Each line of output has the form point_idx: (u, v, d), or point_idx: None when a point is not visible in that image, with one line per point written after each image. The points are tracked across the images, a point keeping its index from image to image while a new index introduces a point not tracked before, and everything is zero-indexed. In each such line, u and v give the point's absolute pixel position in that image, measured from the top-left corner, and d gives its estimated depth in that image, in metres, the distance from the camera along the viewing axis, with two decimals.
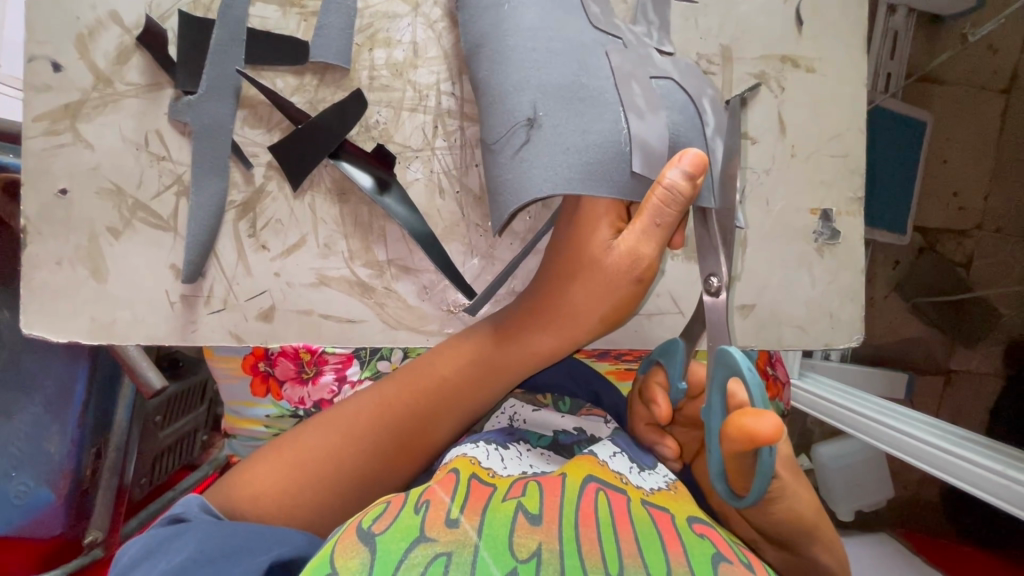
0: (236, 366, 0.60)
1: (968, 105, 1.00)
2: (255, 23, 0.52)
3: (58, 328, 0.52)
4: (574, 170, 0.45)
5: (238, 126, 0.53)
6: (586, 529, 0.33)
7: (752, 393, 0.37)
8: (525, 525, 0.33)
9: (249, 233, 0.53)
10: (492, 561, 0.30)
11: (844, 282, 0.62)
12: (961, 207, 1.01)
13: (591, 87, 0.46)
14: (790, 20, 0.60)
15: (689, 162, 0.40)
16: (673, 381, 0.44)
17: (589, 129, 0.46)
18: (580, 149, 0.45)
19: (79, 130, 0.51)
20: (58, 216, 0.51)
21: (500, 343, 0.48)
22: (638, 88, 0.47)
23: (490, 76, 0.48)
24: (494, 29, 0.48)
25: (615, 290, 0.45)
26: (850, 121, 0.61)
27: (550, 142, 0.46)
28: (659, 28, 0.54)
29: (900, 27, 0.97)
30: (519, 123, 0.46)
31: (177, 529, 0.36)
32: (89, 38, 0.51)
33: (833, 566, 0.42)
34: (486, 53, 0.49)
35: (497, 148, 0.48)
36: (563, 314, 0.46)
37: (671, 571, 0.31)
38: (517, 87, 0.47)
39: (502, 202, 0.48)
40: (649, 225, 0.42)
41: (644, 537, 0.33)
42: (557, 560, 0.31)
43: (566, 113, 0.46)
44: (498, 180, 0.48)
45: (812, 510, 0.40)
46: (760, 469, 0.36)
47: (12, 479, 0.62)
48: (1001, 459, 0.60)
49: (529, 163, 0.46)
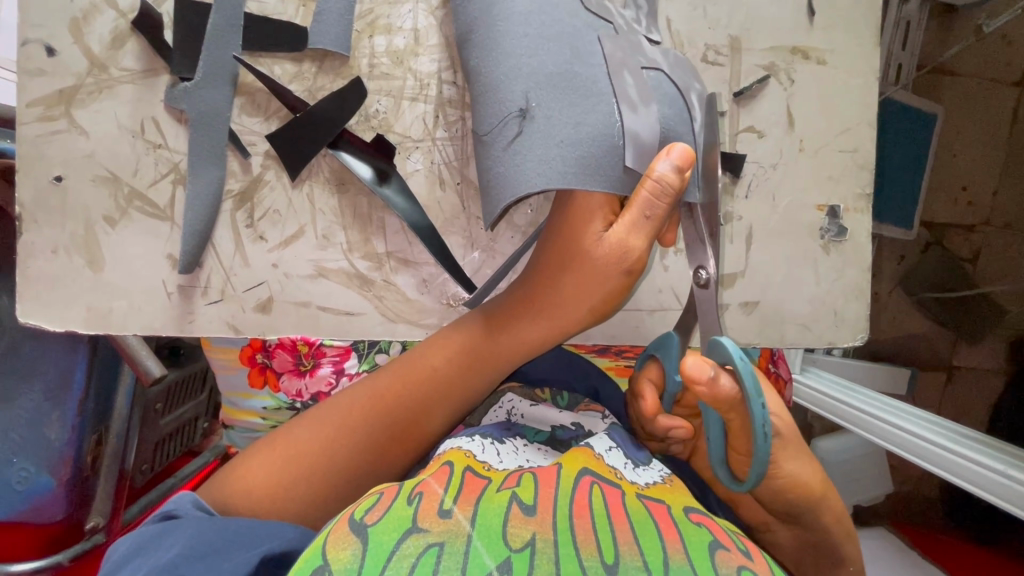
0: (234, 358, 0.59)
1: (979, 98, 0.98)
2: (253, 8, 0.51)
3: (54, 317, 0.51)
4: (568, 163, 0.44)
5: (236, 114, 0.52)
6: (580, 521, 0.32)
7: (746, 382, 0.37)
8: (520, 515, 0.32)
9: (247, 223, 0.53)
10: (485, 551, 0.30)
11: (851, 279, 0.61)
12: (970, 202, 0.99)
13: (583, 75, 0.45)
14: (801, 11, 0.58)
15: (678, 155, 0.40)
16: (669, 374, 0.44)
17: (583, 121, 0.44)
18: (573, 142, 0.44)
19: (73, 116, 0.50)
20: (54, 204, 0.51)
21: (491, 334, 0.47)
22: (630, 79, 0.46)
23: (482, 64, 0.47)
24: (485, 15, 0.47)
25: (605, 282, 0.44)
26: (860, 114, 0.60)
27: (544, 134, 0.44)
28: (647, 16, 0.52)
29: (912, 16, 0.94)
30: (512, 114, 0.45)
31: (166, 526, 0.35)
32: (83, 21, 0.50)
33: (841, 536, 0.43)
34: (478, 41, 0.48)
35: (490, 139, 0.47)
36: (553, 305, 0.46)
37: (667, 560, 0.31)
38: (509, 76, 0.45)
39: (496, 196, 0.47)
40: (638, 218, 0.42)
41: (640, 527, 0.33)
42: (552, 549, 0.30)
43: (559, 103, 0.45)
44: (491, 173, 0.47)
45: (821, 483, 0.41)
46: (756, 456, 0.37)
47: (14, 465, 0.62)
48: (1004, 458, 0.59)
49: (523, 156, 0.45)
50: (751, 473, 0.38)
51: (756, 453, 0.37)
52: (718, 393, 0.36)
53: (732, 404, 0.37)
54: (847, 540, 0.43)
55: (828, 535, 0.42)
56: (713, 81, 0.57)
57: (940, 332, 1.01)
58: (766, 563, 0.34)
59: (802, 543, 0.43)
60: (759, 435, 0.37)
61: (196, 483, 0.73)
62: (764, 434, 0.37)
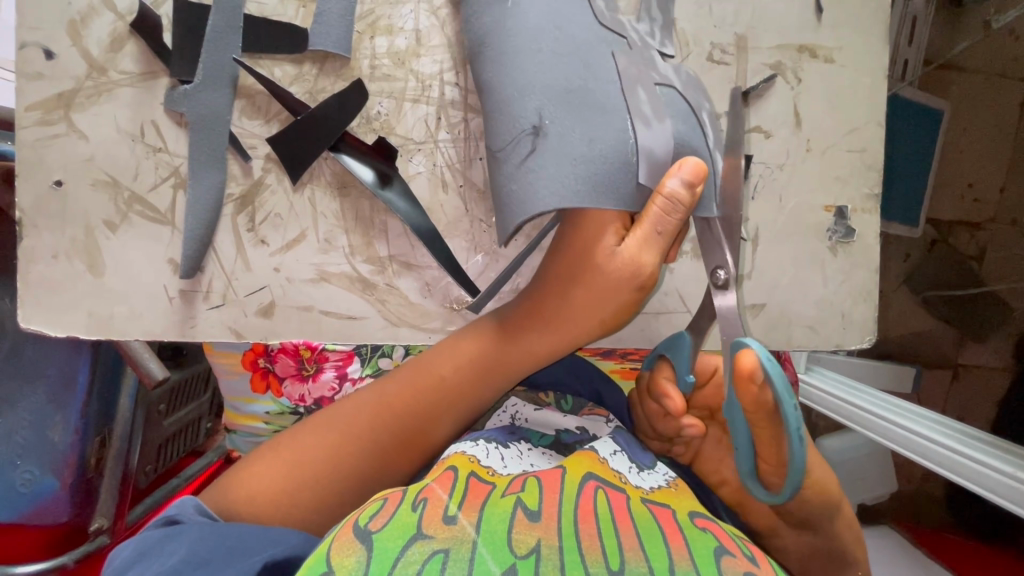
0: (236, 362, 0.59)
1: (986, 94, 0.97)
2: (252, 9, 0.51)
3: (55, 323, 0.51)
4: (580, 182, 0.43)
5: (236, 117, 0.51)
6: (585, 526, 0.32)
7: (777, 388, 0.35)
8: (524, 521, 0.32)
9: (248, 227, 0.52)
10: (490, 557, 0.30)
11: (858, 281, 0.61)
12: (976, 199, 0.98)
13: (597, 91, 0.44)
14: (808, 8, 0.58)
15: (689, 170, 0.40)
16: (680, 375, 0.43)
17: (596, 138, 0.43)
18: (587, 160, 0.43)
19: (72, 120, 0.50)
20: (54, 209, 0.50)
21: (501, 351, 0.46)
22: (644, 95, 0.45)
23: (495, 78, 0.46)
24: (497, 26, 0.46)
25: (614, 297, 0.44)
26: (868, 113, 0.59)
27: (557, 152, 0.44)
28: (663, 29, 0.51)
29: (919, 11, 0.93)
30: (525, 131, 0.45)
31: (170, 532, 0.35)
32: (81, 24, 0.50)
33: (842, 538, 0.43)
34: (490, 54, 0.47)
35: (502, 156, 0.46)
36: (564, 320, 0.46)
37: (672, 565, 0.31)
38: (522, 93, 0.45)
39: (507, 213, 0.46)
40: (650, 234, 0.42)
41: (645, 532, 0.33)
42: (557, 556, 0.30)
43: (572, 120, 0.44)
44: (503, 192, 0.46)
45: (824, 484, 0.41)
46: (792, 464, 0.37)
47: (19, 467, 0.62)
48: (1012, 459, 0.59)
49: (536, 174, 0.44)
50: (786, 484, 0.37)
51: (792, 461, 0.37)
52: (760, 402, 0.36)
53: (765, 412, 0.36)
54: (849, 542, 0.43)
55: (828, 537, 0.42)
56: (720, 80, 0.56)
57: (947, 330, 1.00)
58: (771, 568, 0.34)
59: (804, 547, 0.42)
60: (795, 441, 0.36)
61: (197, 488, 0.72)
62: (800, 438, 0.36)
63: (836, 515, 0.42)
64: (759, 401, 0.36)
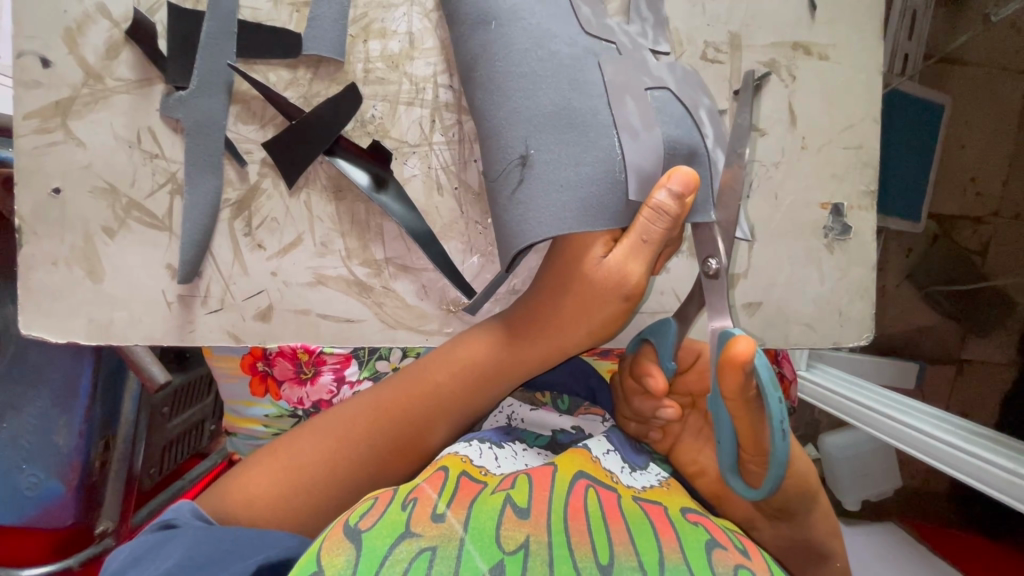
0: (235, 366, 0.59)
1: (989, 87, 0.96)
2: (246, 14, 0.51)
3: (55, 328, 0.52)
4: (569, 207, 0.43)
5: (232, 122, 0.51)
6: (575, 522, 0.32)
7: (761, 376, 0.36)
8: (514, 518, 0.32)
9: (245, 232, 0.52)
10: (477, 555, 0.30)
11: (855, 278, 0.60)
12: (979, 193, 0.98)
13: (583, 110, 0.44)
14: (803, 5, 0.58)
15: (678, 181, 0.40)
16: (663, 360, 0.43)
17: (582, 160, 0.44)
18: (575, 184, 0.44)
19: (69, 128, 0.50)
20: (53, 216, 0.51)
21: (495, 364, 0.46)
22: (632, 103, 0.45)
23: (484, 105, 0.47)
24: (483, 50, 0.46)
25: (605, 307, 0.44)
26: (865, 110, 0.59)
27: (546, 181, 0.44)
28: (655, 27, 0.52)
29: (918, 5, 0.92)
30: (514, 161, 0.45)
31: (164, 536, 0.35)
32: (77, 32, 0.50)
33: (827, 534, 0.43)
34: (478, 80, 0.47)
35: (495, 187, 0.47)
36: (553, 332, 0.46)
37: (662, 559, 0.31)
38: (509, 122, 0.45)
39: (505, 243, 0.47)
40: (636, 242, 0.42)
41: (636, 528, 0.33)
42: (546, 551, 0.30)
43: (559, 145, 0.44)
44: (499, 221, 0.47)
45: (808, 481, 0.41)
46: (774, 456, 0.36)
47: (24, 471, 0.63)
48: (1010, 456, 0.58)
49: (526, 204, 0.44)
50: (767, 478, 0.37)
51: (774, 453, 0.36)
52: (742, 389, 0.35)
53: (747, 400, 0.36)
54: (833, 537, 0.44)
55: (811, 533, 0.42)
56: (715, 78, 0.56)
57: (949, 325, 1.00)
58: (764, 562, 0.34)
59: (790, 542, 0.42)
60: (778, 433, 0.36)
61: (194, 492, 0.71)
62: (781, 431, 0.36)
63: (818, 508, 0.42)
64: (742, 390, 0.35)
